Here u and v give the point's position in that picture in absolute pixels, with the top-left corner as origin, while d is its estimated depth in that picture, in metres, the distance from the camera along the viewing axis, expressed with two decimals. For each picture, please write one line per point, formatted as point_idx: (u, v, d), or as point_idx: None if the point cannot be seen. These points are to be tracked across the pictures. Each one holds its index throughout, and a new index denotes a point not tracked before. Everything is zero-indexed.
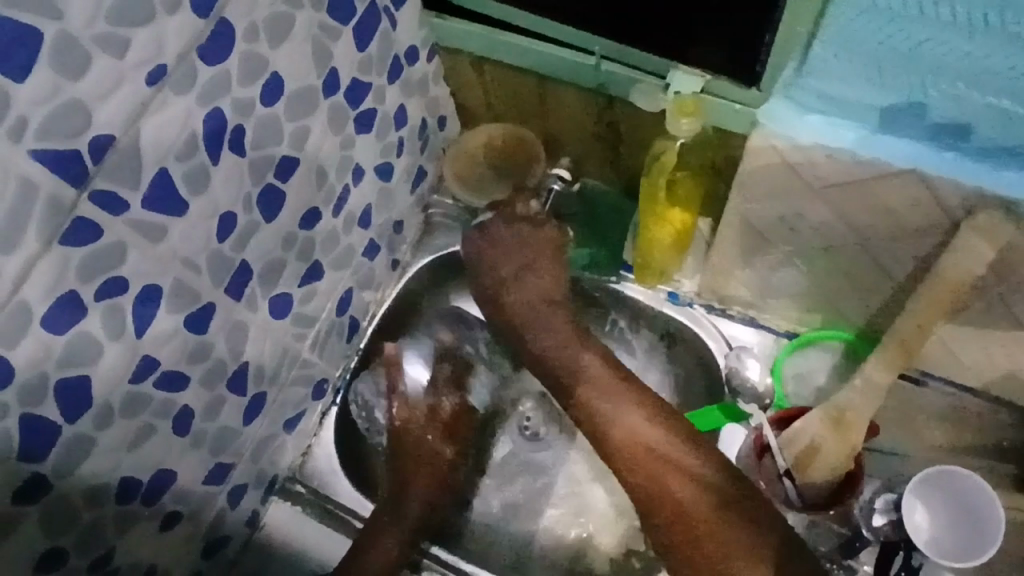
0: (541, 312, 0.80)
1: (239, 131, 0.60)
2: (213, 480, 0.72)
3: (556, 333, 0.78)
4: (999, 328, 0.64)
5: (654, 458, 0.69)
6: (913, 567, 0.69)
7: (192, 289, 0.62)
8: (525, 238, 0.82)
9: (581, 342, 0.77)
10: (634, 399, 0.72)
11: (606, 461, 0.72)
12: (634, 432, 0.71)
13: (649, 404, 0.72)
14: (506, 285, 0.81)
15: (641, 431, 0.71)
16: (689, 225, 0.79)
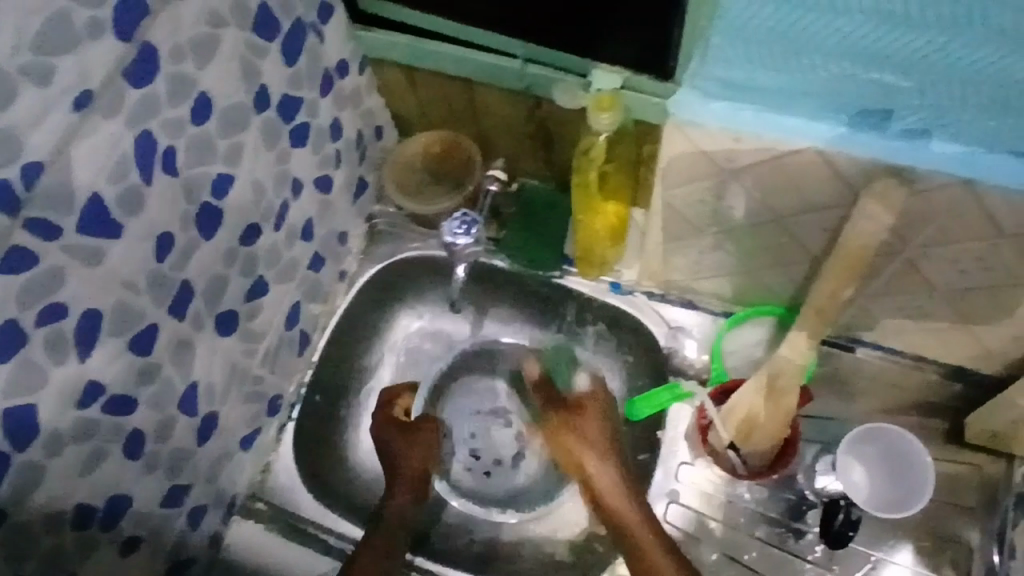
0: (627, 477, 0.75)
1: (171, 151, 0.61)
2: (172, 501, 0.73)
3: (629, 493, 0.74)
4: (912, 290, 0.68)
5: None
6: (852, 521, 0.75)
7: (135, 310, 0.62)
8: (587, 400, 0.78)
9: (599, 451, 0.76)
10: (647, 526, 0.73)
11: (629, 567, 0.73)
12: (649, 546, 0.72)
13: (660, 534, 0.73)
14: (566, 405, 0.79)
15: (650, 554, 0.72)
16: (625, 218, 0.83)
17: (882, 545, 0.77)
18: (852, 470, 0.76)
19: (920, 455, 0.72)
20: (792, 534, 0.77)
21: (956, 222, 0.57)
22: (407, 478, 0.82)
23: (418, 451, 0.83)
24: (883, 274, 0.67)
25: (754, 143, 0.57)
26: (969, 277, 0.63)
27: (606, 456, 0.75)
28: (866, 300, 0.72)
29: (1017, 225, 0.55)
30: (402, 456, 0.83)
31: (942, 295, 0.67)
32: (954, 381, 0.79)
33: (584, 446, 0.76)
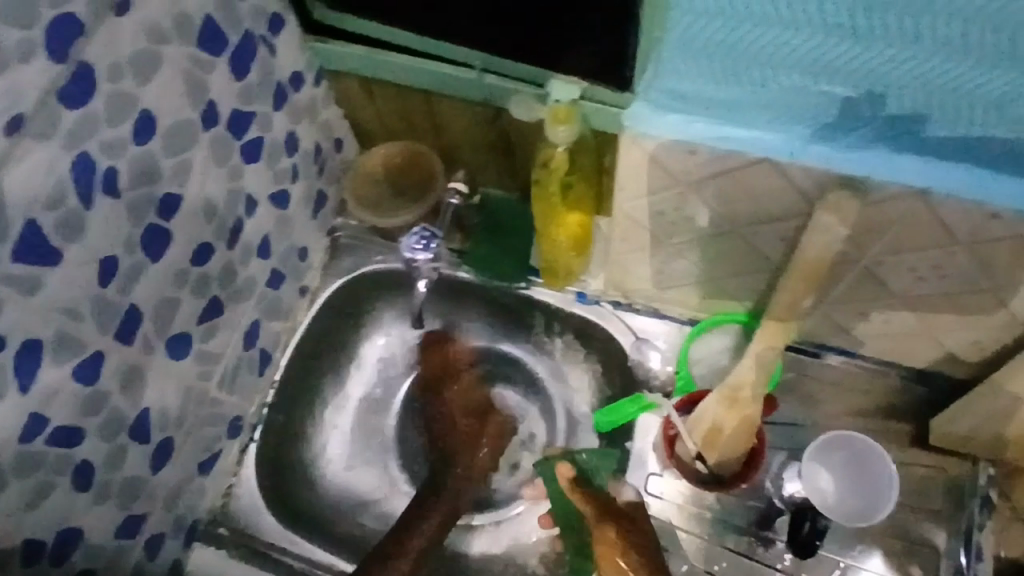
0: None
1: (112, 172, 0.58)
2: (127, 531, 0.71)
3: None
4: (873, 297, 0.68)
5: None
6: (819, 530, 0.73)
7: (78, 338, 0.59)
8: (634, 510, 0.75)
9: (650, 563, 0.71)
10: None
11: None
12: None
13: None
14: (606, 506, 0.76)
15: None
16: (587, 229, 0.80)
17: (852, 551, 0.77)
18: (820, 479, 0.75)
19: (876, 455, 0.74)
20: (762, 543, 0.77)
21: (911, 229, 0.57)
22: (464, 456, 0.86)
23: (488, 441, 0.88)
24: (843, 281, 0.67)
25: (709, 156, 0.56)
26: (926, 284, 0.63)
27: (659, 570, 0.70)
28: (829, 306, 0.72)
29: (971, 234, 0.55)
30: (469, 436, 0.87)
31: (902, 300, 0.67)
32: (919, 384, 0.80)
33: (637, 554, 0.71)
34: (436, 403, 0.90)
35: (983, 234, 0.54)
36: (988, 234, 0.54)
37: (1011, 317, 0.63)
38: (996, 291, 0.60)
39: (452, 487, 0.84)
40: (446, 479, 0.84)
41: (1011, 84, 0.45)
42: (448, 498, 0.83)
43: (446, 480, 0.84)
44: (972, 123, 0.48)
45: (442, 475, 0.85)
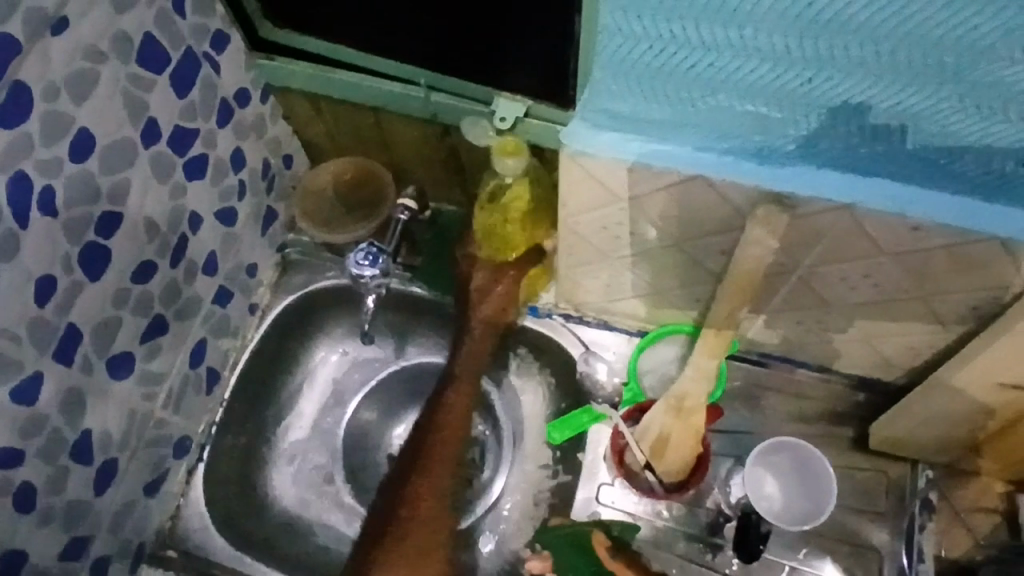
0: None
1: (48, 191, 0.57)
2: (70, 556, 0.69)
3: None
4: (808, 305, 0.70)
5: None
6: (762, 534, 0.75)
7: (14, 360, 0.57)
8: None
9: None
10: None
11: None
12: None
13: None
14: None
15: None
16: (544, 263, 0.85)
17: (796, 554, 0.78)
18: (764, 482, 0.77)
19: (819, 462, 0.75)
20: (710, 550, 0.78)
21: (841, 242, 0.59)
22: (470, 351, 0.87)
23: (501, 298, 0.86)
24: (781, 291, 0.69)
25: (644, 171, 0.57)
26: (860, 293, 0.65)
27: None
28: (769, 316, 0.75)
29: (894, 245, 0.57)
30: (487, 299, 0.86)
31: (836, 309, 0.69)
32: (860, 390, 0.82)
33: None
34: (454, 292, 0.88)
35: (906, 244, 0.56)
36: (915, 245, 0.56)
37: (938, 323, 0.66)
38: (924, 298, 0.63)
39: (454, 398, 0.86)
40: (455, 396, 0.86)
41: (932, 100, 0.47)
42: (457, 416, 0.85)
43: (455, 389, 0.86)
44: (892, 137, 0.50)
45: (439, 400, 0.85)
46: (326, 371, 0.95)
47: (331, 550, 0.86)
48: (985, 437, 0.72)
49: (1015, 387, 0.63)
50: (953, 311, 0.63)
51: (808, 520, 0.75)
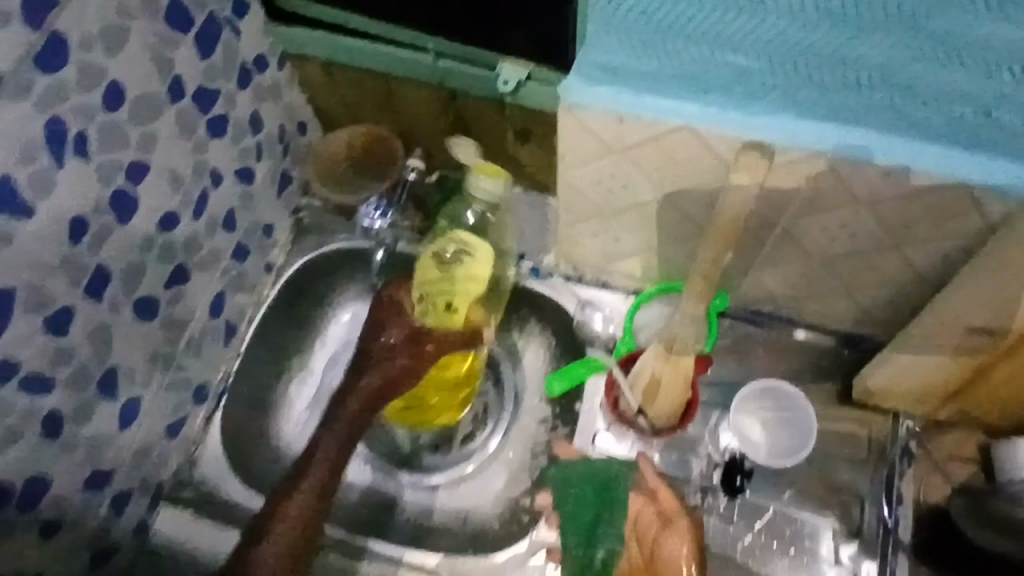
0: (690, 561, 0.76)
1: (81, 136, 0.61)
2: (94, 486, 0.74)
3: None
4: (794, 258, 0.74)
5: None
6: (745, 470, 0.82)
7: (47, 292, 0.62)
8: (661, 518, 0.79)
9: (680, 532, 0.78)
10: None
11: None
12: None
13: None
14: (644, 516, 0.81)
15: None
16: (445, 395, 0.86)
17: (780, 498, 0.82)
18: (750, 430, 0.83)
19: (797, 401, 0.81)
20: (698, 492, 0.82)
21: (822, 192, 0.62)
22: (359, 392, 0.75)
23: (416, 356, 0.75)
24: (768, 243, 0.73)
25: (634, 123, 0.61)
26: (840, 244, 0.69)
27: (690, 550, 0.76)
28: (756, 271, 0.79)
29: (869, 193, 0.60)
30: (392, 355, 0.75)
31: (820, 262, 0.73)
32: (846, 347, 0.86)
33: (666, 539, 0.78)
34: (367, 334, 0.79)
35: (879, 192, 0.60)
36: (887, 191, 0.60)
37: (914, 272, 0.70)
38: (898, 248, 0.67)
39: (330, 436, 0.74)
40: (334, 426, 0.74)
41: (881, 48, 0.55)
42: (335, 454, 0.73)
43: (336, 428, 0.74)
44: (863, 89, 0.56)
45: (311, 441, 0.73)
46: (335, 327, 0.98)
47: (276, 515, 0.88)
48: (960, 387, 0.75)
49: (982, 331, 0.66)
50: (925, 259, 0.67)
51: (789, 454, 0.81)
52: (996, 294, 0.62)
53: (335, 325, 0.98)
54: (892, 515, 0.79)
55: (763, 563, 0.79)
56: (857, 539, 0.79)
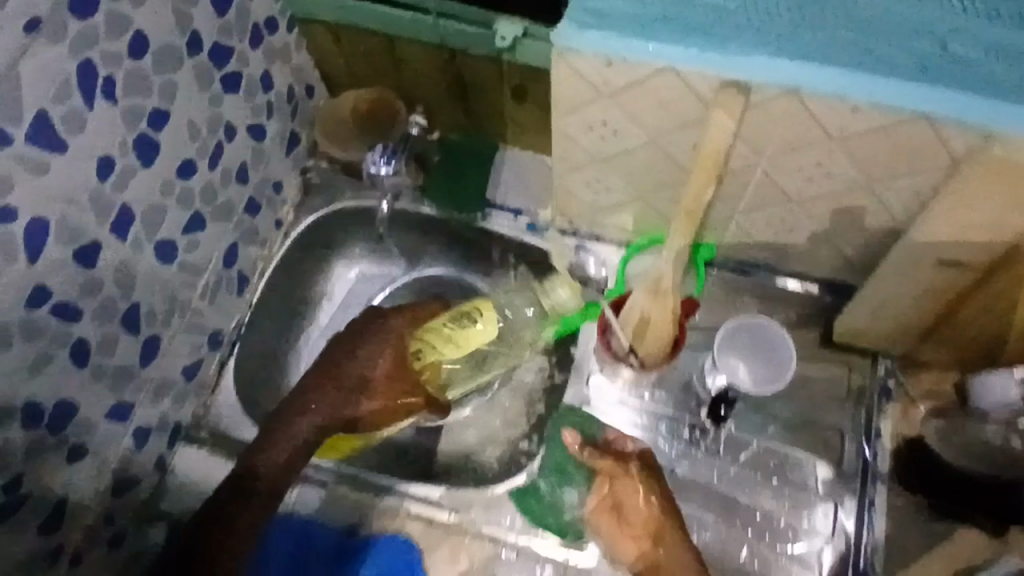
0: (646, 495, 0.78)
1: (109, 81, 0.67)
2: (116, 417, 0.79)
3: (651, 511, 0.78)
4: (777, 202, 0.78)
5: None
6: (728, 399, 0.84)
7: (77, 224, 0.68)
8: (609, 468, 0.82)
9: (627, 474, 0.80)
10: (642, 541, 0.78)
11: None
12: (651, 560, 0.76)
13: (654, 542, 0.77)
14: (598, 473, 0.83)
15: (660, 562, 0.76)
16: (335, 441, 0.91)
17: (765, 433, 0.86)
18: (737, 369, 0.82)
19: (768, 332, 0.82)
20: (687, 427, 0.87)
21: (797, 128, 0.66)
22: (304, 415, 0.82)
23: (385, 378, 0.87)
24: (750, 188, 0.77)
25: (623, 66, 0.65)
26: (815, 185, 0.73)
27: (641, 486, 0.79)
28: (741, 219, 0.83)
29: (840, 128, 0.65)
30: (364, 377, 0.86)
31: (798, 205, 0.77)
32: (828, 294, 0.90)
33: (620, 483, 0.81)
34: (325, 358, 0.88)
35: (848, 128, 0.64)
36: (855, 127, 0.64)
37: (889, 213, 0.74)
38: (872, 186, 0.71)
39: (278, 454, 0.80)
40: (278, 440, 0.80)
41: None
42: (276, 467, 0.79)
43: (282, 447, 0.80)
44: (846, 27, 0.61)
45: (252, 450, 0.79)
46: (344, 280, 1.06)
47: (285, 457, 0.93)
48: (932, 323, 0.80)
49: (953, 265, 0.71)
50: (897, 198, 0.71)
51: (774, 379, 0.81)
52: (963, 226, 0.67)
53: (346, 278, 1.06)
54: (871, 449, 0.84)
55: (749, 493, 0.83)
56: (837, 470, 0.84)
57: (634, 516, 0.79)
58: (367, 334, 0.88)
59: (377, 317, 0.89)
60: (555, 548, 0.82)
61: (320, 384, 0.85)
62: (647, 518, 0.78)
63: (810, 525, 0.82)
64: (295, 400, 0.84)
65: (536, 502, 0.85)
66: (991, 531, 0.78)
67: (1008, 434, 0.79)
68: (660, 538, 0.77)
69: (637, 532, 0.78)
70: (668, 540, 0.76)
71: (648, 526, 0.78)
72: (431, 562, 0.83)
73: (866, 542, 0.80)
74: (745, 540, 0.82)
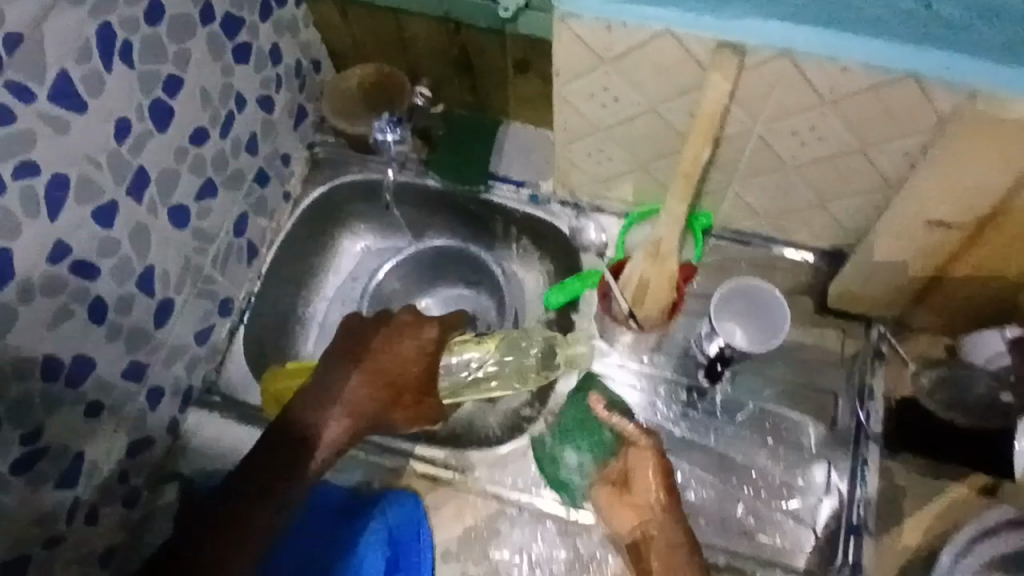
0: (654, 474, 0.77)
1: (127, 45, 0.69)
2: (131, 377, 0.82)
3: (656, 488, 0.77)
4: (772, 167, 0.80)
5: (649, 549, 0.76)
6: (725, 357, 0.85)
7: (96, 184, 0.70)
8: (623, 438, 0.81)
9: (640, 446, 0.79)
10: (640, 511, 0.78)
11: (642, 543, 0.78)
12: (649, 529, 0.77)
13: (655, 515, 0.77)
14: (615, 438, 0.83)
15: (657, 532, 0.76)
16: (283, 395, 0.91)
17: (762, 396, 0.89)
18: (735, 332, 0.85)
19: (772, 300, 0.83)
20: (685, 390, 0.90)
21: (790, 90, 0.69)
22: (332, 417, 0.84)
23: (413, 375, 0.89)
24: (745, 153, 0.80)
25: (622, 31, 0.68)
26: (809, 149, 0.76)
27: (648, 462, 0.77)
28: (738, 186, 0.86)
29: (831, 90, 0.67)
30: (394, 373, 0.88)
31: (792, 169, 0.80)
32: (824, 262, 0.93)
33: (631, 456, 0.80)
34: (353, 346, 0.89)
35: (840, 90, 0.67)
36: (848, 88, 0.66)
37: (881, 176, 0.76)
38: (863, 148, 0.73)
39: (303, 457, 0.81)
40: (298, 444, 0.82)
41: None
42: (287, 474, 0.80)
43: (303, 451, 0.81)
44: None
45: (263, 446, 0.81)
46: (349, 250, 1.09)
47: None
48: (922, 286, 0.82)
49: (941, 226, 0.74)
50: (888, 160, 0.74)
51: (758, 338, 0.84)
52: (951, 186, 0.69)
53: (353, 248, 1.09)
54: (864, 411, 0.86)
55: (745, 453, 0.86)
56: (831, 431, 0.86)
57: (641, 489, 0.78)
58: (393, 341, 0.89)
59: (405, 326, 0.90)
60: (558, 506, 0.85)
61: (344, 390, 0.85)
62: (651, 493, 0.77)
63: (805, 484, 0.84)
64: (320, 387, 0.85)
65: (544, 458, 0.87)
66: (984, 489, 0.83)
67: (995, 389, 0.82)
68: (664, 512, 0.76)
69: (638, 503, 0.78)
70: (666, 516, 0.76)
71: (651, 501, 0.77)
72: (437, 520, 0.85)
73: (860, 499, 0.83)
74: (741, 498, 0.85)
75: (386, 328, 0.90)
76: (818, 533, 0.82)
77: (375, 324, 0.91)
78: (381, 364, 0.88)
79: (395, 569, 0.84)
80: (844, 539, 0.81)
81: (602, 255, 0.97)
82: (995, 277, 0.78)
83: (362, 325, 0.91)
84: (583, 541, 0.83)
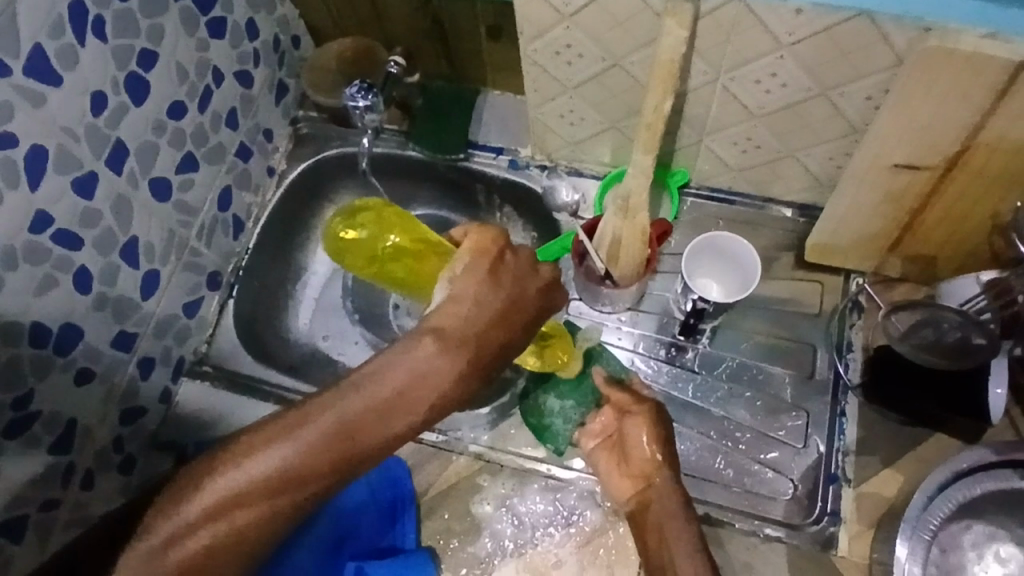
0: (652, 440, 0.76)
1: (99, 20, 0.72)
2: (121, 346, 0.84)
3: (652, 454, 0.76)
4: (741, 119, 0.81)
5: (645, 511, 0.75)
6: (699, 309, 0.85)
7: (75, 156, 0.73)
8: (623, 406, 0.80)
9: (636, 411, 0.79)
10: (637, 473, 0.77)
11: (637, 506, 0.76)
12: (647, 490, 0.75)
13: (653, 479, 0.75)
14: (608, 406, 0.82)
15: (655, 493, 0.74)
16: (399, 249, 0.83)
17: (741, 350, 0.89)
18: (710, 290, 0.87)
19: (751, 263, 0.83)
20: (665, 347, 0.91)
21: (746, 37, 0.69)
22: (444, 388, 0.62)
23: (522, 342, 0.67)
24: (711, 106, 0.80)
25: None
26: (774, 97, 0.76)
27: (643, 427, 0.77)
28: (709, 142, 0.86)
29: (790, 35, 0.67)
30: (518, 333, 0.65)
31: (759, 119, 0.80)
32: (801, 217, 0.93)
33: (626, 421, 0.79)
34: (489, 292, 0.65)
35: (796, 32, 0.67)
36: (804, 32, 0.66)
37: (847, 121, 0.76)
38: (826, 93, 0.73)
39: (354, 431, 0.60)
40: (372, 409, 0.60)
41: None
42: (376, 437, 0.61)
43: (372, 426, 0.60)
44: None
45: (335, 395, 0.61)
46: None
47: (288, 395, 0.94)
48: (897, 234, 0.82)
49: (907, 168, 0.74)
50: (851, 105, 0.74)
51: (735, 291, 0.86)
52: (916, 128, 0.69)
53: None
54: (843, 363, 0.87)
55: (722, 406, 0.87)
56: (807, 382, 0.87)
57: (635, 457, 0.77)
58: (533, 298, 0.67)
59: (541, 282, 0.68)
60: (539, 461, 0.87)
61: (482, 355, 0.63)
62: (647, 461, 0.76)
63: (784, 434, 0.85)
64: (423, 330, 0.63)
65: (526, 402, 0.89)
66: (966, 439, 0.82)
67: (967, 330, 0.79)
68: (659, 475, 0.75)
69: (634, 471, 0.77)
70: (661, 481, 0.75)
71: (646, 469, 0.76)
72: (422, 478, 0.87)
73: (838, 449, 0.83)
74: (720, 451, 0.86)
75: (537, 277, 0.68)
76: (795, 483, 0.83)
77: (524, 262, 0.68)
78: (512, 316, 0.65)
79: (377, 531, 0.85)
80: (822, 489, 0.82)
81: (575, 216, 0.98)
82: (965, 222, 0.78)
83: (510, 259, 0.67)
84: (562, 496, 0.85)
